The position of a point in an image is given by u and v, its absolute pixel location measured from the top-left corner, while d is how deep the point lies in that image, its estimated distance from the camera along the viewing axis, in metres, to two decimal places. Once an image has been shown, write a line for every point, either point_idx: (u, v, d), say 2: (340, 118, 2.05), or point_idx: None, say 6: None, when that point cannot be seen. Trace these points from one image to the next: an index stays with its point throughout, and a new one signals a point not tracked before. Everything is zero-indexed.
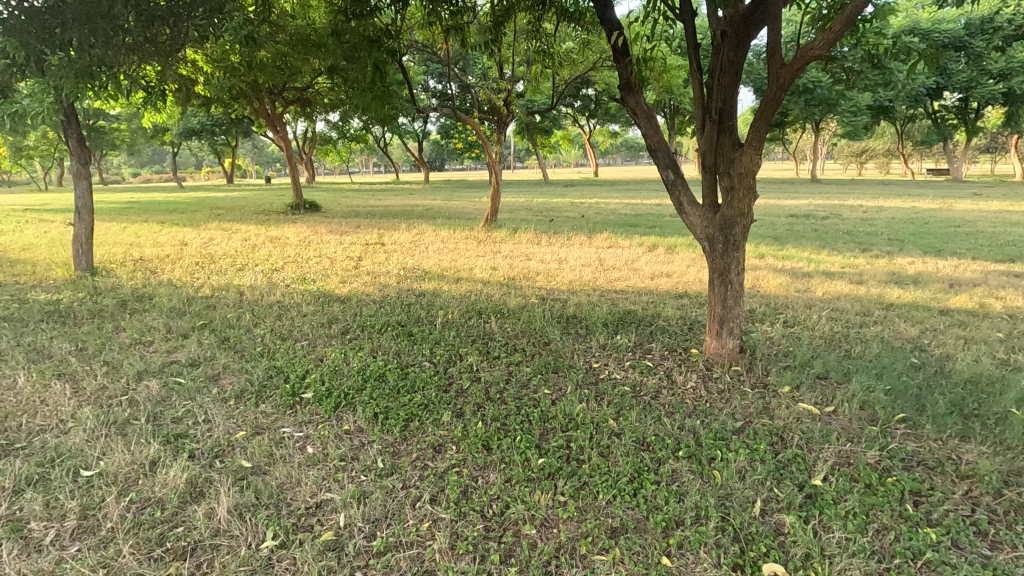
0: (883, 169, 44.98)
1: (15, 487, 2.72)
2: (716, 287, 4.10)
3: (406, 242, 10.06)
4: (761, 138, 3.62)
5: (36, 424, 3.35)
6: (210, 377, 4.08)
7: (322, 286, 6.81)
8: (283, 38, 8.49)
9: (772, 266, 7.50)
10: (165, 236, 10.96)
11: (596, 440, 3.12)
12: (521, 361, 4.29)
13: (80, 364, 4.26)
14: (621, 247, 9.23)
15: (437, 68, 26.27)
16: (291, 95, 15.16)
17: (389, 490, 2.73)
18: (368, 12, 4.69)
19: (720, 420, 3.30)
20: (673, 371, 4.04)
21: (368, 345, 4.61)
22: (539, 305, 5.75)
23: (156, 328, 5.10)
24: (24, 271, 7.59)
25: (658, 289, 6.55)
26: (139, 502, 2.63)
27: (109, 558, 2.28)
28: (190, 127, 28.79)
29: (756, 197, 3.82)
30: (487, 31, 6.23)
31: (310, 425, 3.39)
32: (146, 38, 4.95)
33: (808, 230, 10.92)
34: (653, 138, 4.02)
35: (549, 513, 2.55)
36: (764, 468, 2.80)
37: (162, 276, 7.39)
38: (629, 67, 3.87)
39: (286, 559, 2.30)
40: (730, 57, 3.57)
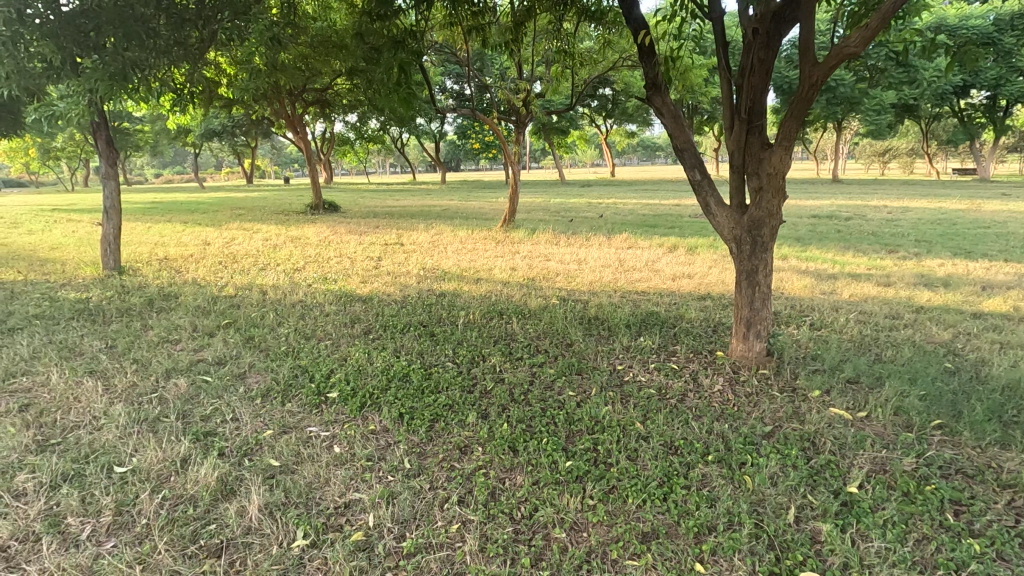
0: (907, 168, 44.06)
1: (52, 483, 2.77)
2: (743, 289, 4.05)
3: (425, 242, 10.11)
4: (791, 138, 3.56)
5: (70, 420, 3.41)
6: (237, 375, 4.12)
7: (344, 285, 6.87)
8: (305, 39, 8.63)
9: (795, 268, 7.39)
10: (189, 236, 11.16)
11: (624, 443, 3.10)
12: (544, 362, 4.27)
13: (111, 362, 4.33)
14: (641, 248, 9.16)
15: (455, 67, 26.31)
16: (311, 96, 15.35)
17: (417, 491, 2.73)
18: (391, 13, 4.71)
19: (750, 424, 3.25)
20: (699, 374, 4.00)
21: (391, 345, 4.63)
22: (560, 306, 5.72)
23: (183, 326, 5.18)
24: (54, 270, 7.77)
25: (680, 290, 6.49)
26: (172, 499, 2.66)
27: (145, 554, 2.31)
28: (212, 129, 29.33)
29: (786, 197, 3.76)
30: (507, 31, 6.22)
31: (336, 425, 3.41)
32: (176, 42, 5.07)
33: (830, 231, 10.75)
34: (680, 137, 3.97)
35: (578, 516, 2.53)
36: (797, 474, 2.75)
37: (186, 275, 7.50)
38: (656, 66, 3.82)
39: (318, 559, 2.31)
40: (761, 55, 3.50)
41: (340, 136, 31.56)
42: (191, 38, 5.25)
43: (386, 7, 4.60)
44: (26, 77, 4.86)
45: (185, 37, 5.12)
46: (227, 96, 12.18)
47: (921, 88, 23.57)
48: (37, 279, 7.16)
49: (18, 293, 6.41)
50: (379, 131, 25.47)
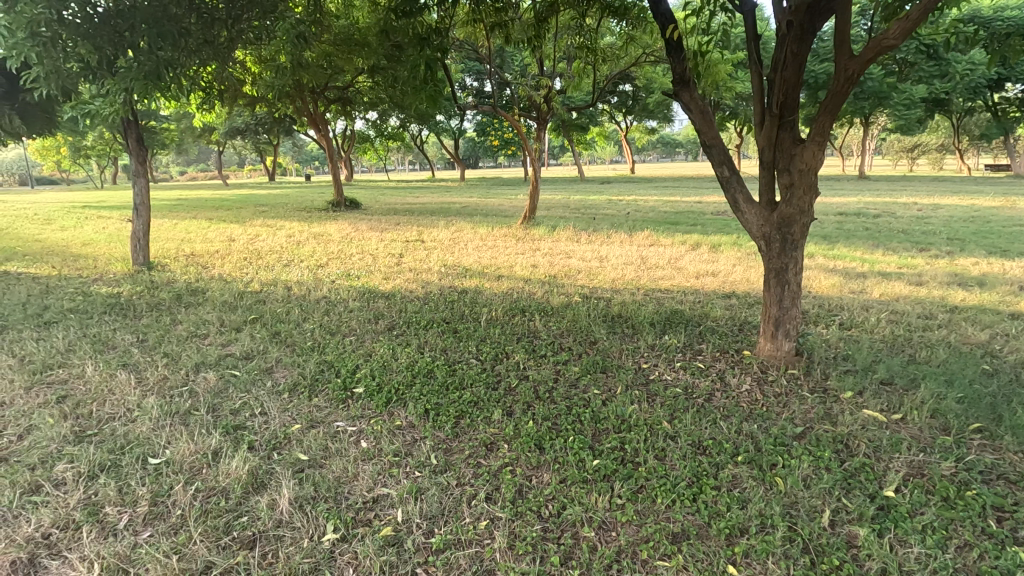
0: (937, 164, 42.84)
1: (90, 473, 2.84)
2: (773, 287, 3.97)
3: (445, 239, 10.16)
4: (825, 133, 3.49)
5: (106, 411, 3.49)
6: (264, 370, 4.18)
7: (367, 281, 6.93)
8: (328, 38, 8.72)
9: (822, 266, 7.24)
10: (215, 233, 11.33)
11: (651, 442, 3.07)
12: (568, 360, 4.25)
13: (143, 356, 4.43)
14: (663, 245, 9.08)
15: (473, 64, 26.28)
16: (332, 94, 15.49)
17: (445, 487, 2.74)
18: (416, 10, 4.70)
19: (780, 425, 3.20)
20: (726, 373, 3.94)
21: (415, 341, 4.66)
22: (582, 304, 5.68)
23: (210, 321, 5.27)
24: (86, 265, 7.96)
25: (703, 288, 6.39)
26: (205, 491, 2.71)
27: (180, 544, 2.35)
28: (235, 127, 29.82)
29: (818, 193, 3.68)
30: (530, 27, 6.18)
31: (363, 420, 3.44)
32: (206, 40, 5.13)
33: (858, 229, 10.50)
34: (708, 133, 3.91)
35: (606, 515, 2.51)
36: (831, 477, 2.70)
37: (213, 271, 7.64)
38: (684, 62, 3.75)
39: (348, 553, 2.33)
40: (794, 49, 3.41)
41: (360, 133, 31.82)
42: (220, 37, 5.31)
43: (412, 3, 4.59)
44: (63, 77, 4.98)
45: (215, 35, 5.19)
46: (250, 94, 12.32)
47: (953, 80, 22.85)
48: (70, 274, 7.34)
49: (53, 288, 6.59)
50: (399, 128, 25.63)
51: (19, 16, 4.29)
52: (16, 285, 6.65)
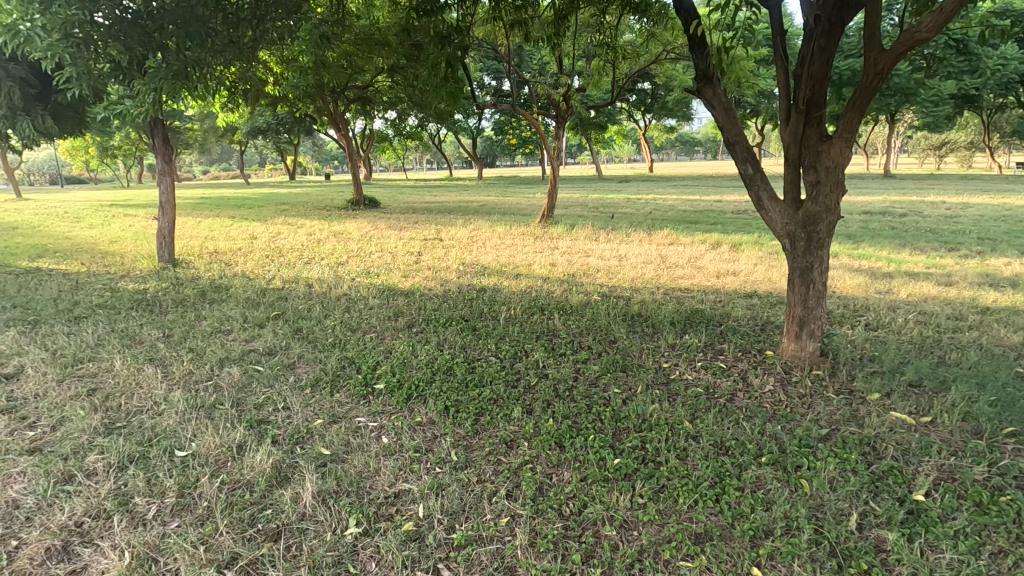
0: (965, 163, 41.67)
1: (119, 464, 2.91)
2: (797, 287, 3.91)
3: (463, 238, 10.17)
4: (853, 129, 3.42)
5: (134, 405, 3.57)
6: (286, 365, 4.23)
7: (386, 279, 6.98)
8: (349, 38, 8.80)
9: (846, 266, 7.10)
10: (237, 231, 11.47)
11: (673, 441, 3.05)
12: (588, 358, 4.23)
13: (169, 351, 4.51)
14: (682, 244, 8.99)
15: (491, 63, 26.29)
16: (352, 94, 15.62)
17: (465, 484, 2.75)
18: (437, 9, 4.70)
19: (804, 426, 3.15)
20: (748, 373, 3.89)
21: (434, 338, 4.69)
22: (602, 303, 5.64)
23: (234, 317, 5.36)
24: (113, 262, 8.15)
25: (724, 288, 6.30)
26: (230, 484, 2.76)
27: (207, 535, 2.39)
28: (257, 127, 30.25)
29: (845, 191, 3.62)
30: (549, 25, 6.14)
31: (383, 416, 3.46)
32: (231, 41, 5.20)
33: (883, 228, 10.28)
34: (731, 130, 3.85)
35: (627, 514, 2.50)
36: (858, 479, 2.65)
37: (236, 268, 7.76)
38: (708, 57, 3.70)
39: (370, 547, 2.34)
40: (822, 43, 3.35)
41: (379, 133, 32.05)
42: (245, 38, 5.38)
43: (433, 2, 4.60)
44: (94, 78, 5.10)
45: (241, 36, 5.25)
46: (272, 94, 12.48)
47: (976, 75, 22.25)
48: (99, 271, 7.53)
49: (83, 284, 6.76)
50: (416, 127, 25.76)
51: (55, 17, 4.44)
52: (48, 281, 6.84)
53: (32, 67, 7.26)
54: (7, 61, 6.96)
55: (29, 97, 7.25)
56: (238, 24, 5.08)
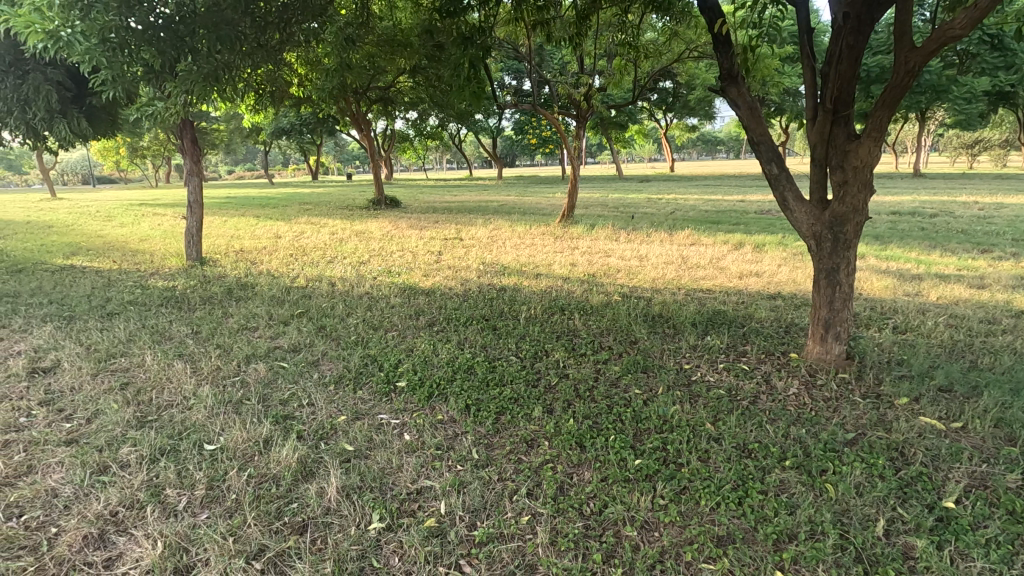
0: (999, 162, 40.41)
1: (151, 457, 3.00)
2: (823, 289, 3.85)
3: (483, 237, 10.21)
4: (882, 129, 3.36)
5: (165, 399, 3.68)
6: (311, 362, 4.31)
7: (407, 278, 7.04)
8: (372, 39, 8.90)
9: (873, 267, 6.97)
10: (262, 230, 11.67)
11: (694, 443, 3.02)
12: (608, 359, 4.23)
13: (197, 347, 4.63)
14: (704, 245, 8.88)
15: (511, 62, 26.26)
16: (374, 94, 15.77)
17: (486, 482, 2.77)
18: (460, 10, 4.72)
19: (829, 430, 3.10)
20: (772, 376, 3.85)
21: (455, 337, 4.72)
22: (622, 303, 5.62)
23: (259, 315, 5.47)
24: (143, 260, 8.37)
25: (747, 289, 6.22)
26: (257, 477, 2.82)
27: (236, 527, 2.45)
28: (281, 127, 30.74)
29: (873, 191, 3.56)
30: (571, 26, 6.12)
31: (405, 413, 3.51)
32: (259, 45, 5.31)
33: (913, 229, 10.02)
34: (756, 130, 3.79)
35: (649, 515, 2.49)
36: (885, 485, 2.60)
37: (261, 266, 7.91)
38: (732, 57, 3.66)
39: (393, 542, 2.38)
40: (850, 42, 3.29)
41: (400, 133, 32.32)
42: (272, 40, 5.47)
43: (456, 3, 4.62)
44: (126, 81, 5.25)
45: (268, 40, 5.36)
46: (297, 96, 12.67)
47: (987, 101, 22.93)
48: (130, 268, 7.74)
49: (115, 281, 6.97)
50: (437, 127, 25.93)
51: (93, 23, 4.61)
52: (82, 278, 7.06)
53: (68, 70, 7.52)
54: (45, 66, 7.22)
55: (66, 100, 7.52)
56: (265, 28, 5.17)
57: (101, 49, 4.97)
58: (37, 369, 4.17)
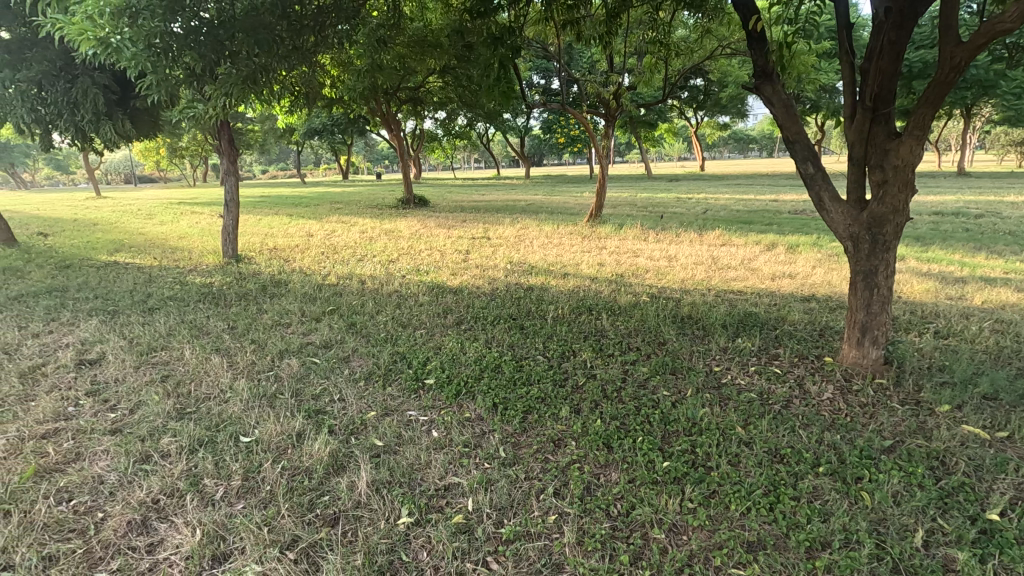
0: None
1: (190, 447, 3.11)
2: (859, 292, 3.75)
3: (511, 236, 10.25)
4: (924, 126, 3.25)
5: (203, 392, 3.80)
6: (342, 358, 4.40)
7: (435, 277, 7.10)
8: (403, 40, 9.01)
9: (914, 270, 6.74)
10: (294, 229, 11.93)
11: (724, 447, 2.99)
12: (636, 360, 4.20)
13: (233, 341, 4.77)
14: (735, 245, 8.72)
15: (540, 60, 26.21)
16: (403, 95, 15.94)
17: (514, 480, 2.79)
18: (491, 10, 4.71)
19: (865, 437, 3.02)
20: (805, 380, 3.76)
21: (482, 336, 4.75)
22: (651, 304, 5.57)
23: (292, 311, 5.61)
24: (183, 257, 8.66)
25: (780, 291, 6.09)
26: (290, 470, 2.90)
27: (270, 518, 2.52)
28: (313, 128, 31.34)
29: (914, 191, 3.45)
30: (601, 24, 6.07)
31: (434, 410, 3.55)
32: (295, 48, 5.42)
33: (958, 230, 9.64)
34: (791, 128, 3.72)
35: (677, 518, 2.47)
36: (924, 494, 2.52)
37: (294, 264, 8.10)
38: (767, 54, 3.58)
39: (422, 537, 2.41)
40: (892, 37, 3.18)
41: (429, 133, 32.58)
42: (307, 43, 5.58)
43: (486, 3, 4.62)
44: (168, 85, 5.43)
45: (303, 42, 5.47)
46: (329, 97, 12.89)
47: None
48: (170, 265, 8.02)
49: (155, 277, 7.23)
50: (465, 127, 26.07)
51: (140, 29, 4.79)
52: (125, 274, 7.34)
53: (115, 74, 7.79)
54: (93, 71, 7.52)
55: (112, 103, 7.81)
56: (301, 31, 5.28)
57: (147, 54, 5.17)
58: (84, 361, 4.36)
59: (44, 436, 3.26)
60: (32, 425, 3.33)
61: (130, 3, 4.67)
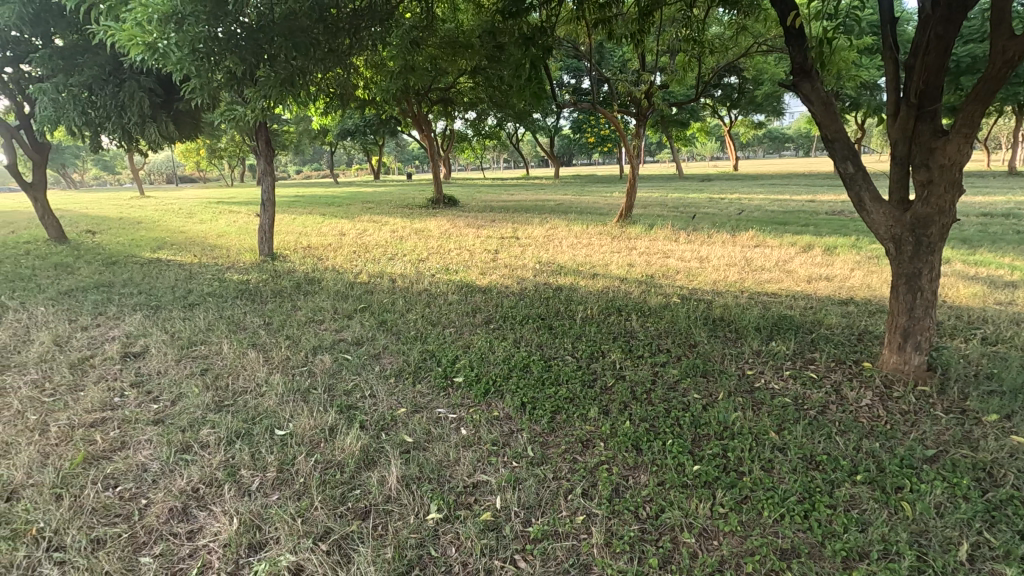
0: None
1: (228, 438, 3.22)
2: (902, 295, 3.63)
3: (540, 236, 10.25)
4: (974, 123, 3.12)
5: (240, 385, 3.92)
6: (373, 355, 4.47)
7: (465, 276, 7.15)
8: (435, 42, 9.11)
9: (960, 273, 6.46)
10: (327, 228, 12.17)
11: (757, 452, 2.93)
12: (666, 362, 4.15)
13: (269, 337, 4.91)
14: (769, 246, 8.53)
15: (572, 60, 26.16)
16: (434, 96, 16.10)
17: (542, 480, 2.79)
18: (523, 11, 4.70)
19: (906, 445, 2.92)
20: (843, 386, 3.65)
21: (511, 336, 4.76)
22: (682, 306, 5.49)
23: (325, 308, 5.73)
24: (221, 254, 8.94)
25: (817, 294, 5.93)
26: (323, 463, 2.97)
27: (304, 509, 2.59)
28: (346, 129, 31.90)
29: (961, 191, 3.32)
30: (634, 22, 6.01)
31: (463, 408, 3.58)
32: (331, 50, 5.53)
33: (1009, 232, 9.21)
34: (830, 127, 3.61)
35: (707, 523, 2.43)
36: (969, 507, 2.43)
37: (327, 262, 8.27)
38: (806, 50, 3.48)
39: (451, 533, 2.44)
40: (939, 31, 3.06)
41: (459, 133, 32.79)
42: (342, 45, 5.68)
43: (518, 3, 4.61)
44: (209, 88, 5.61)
45: (339, 45, 5.59)
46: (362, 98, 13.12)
47: None
48: (209, 262, 8.28)
49: (195, 274, 7.47)
50: (495, 127, 26.13)
51: (185, 34, 4.97)
52: (166, 271, 7.62)
53: (159, 78, 8.09)
54: (139, 75, 7.84)
55: (157, 105, 8.10)
56: (336, 33, 5.38)
57: (191, 59, 5.36)
58: (129, 353, 4.55)
59: (93, 425, 3.42)
60: (81, 414, 3.50)
61: (176, 10, 4.85)
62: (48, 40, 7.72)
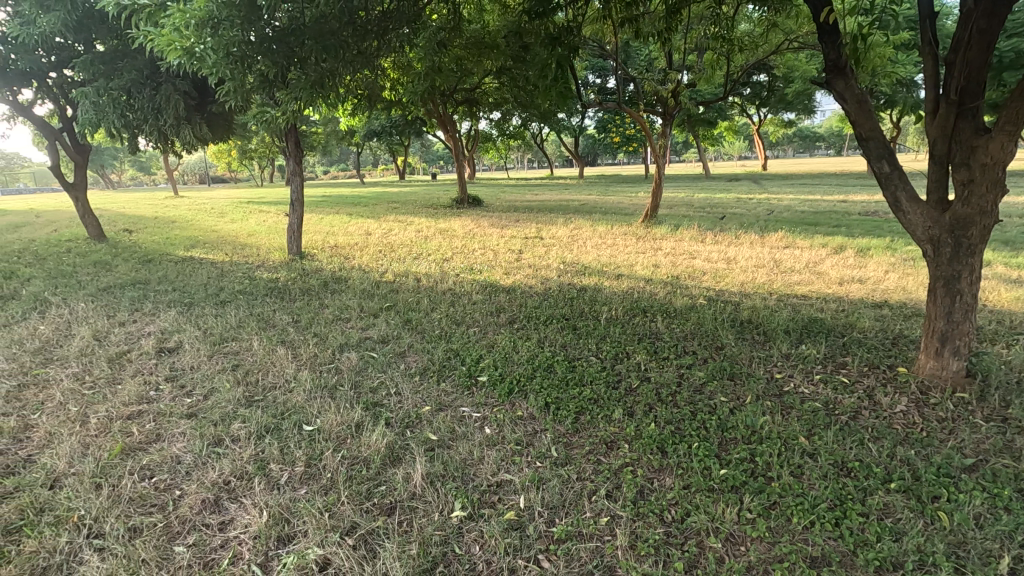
0: None
1: (259, 433, 3.29)
2: (940, 298, 3.52)
3: (563, 236, 10.23)
4: (1018, 121, 3.00)
5: (270, 381, 4.01)
6: (398, 353, 4.52)
7: (489, 276, 7.18)
8: (461, 43, 9.16)
9: (1002, 276, 6.22)
10: (354, 227, 12.35)
11: (786, 457, 2.87)
12: (692, 364, 4.10)
13: (297, 334, 5.00)
14: (799, 248, 8.35)
15: (598, 60, 26.02)
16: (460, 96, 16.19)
17: (566, 480, 2.78)
18: (550, 11, 4.68)
19: (943, 453, 2.83)
20: (876, 391, 3.55)
21: (535, 336, 4.76)
22: (708, 307, 5.41)
23: (352, 307, 5.81)
24: (252, 253, 9.15)
25: (848, 296, 5.79)
26: (349, 459, 3.01)
27: (331, 504, 2.63)
28: (373, 129, 32.27)
29: (1004, 191, 3.20)
30: (661, 20, 5.93)
31: (487, 407, 3.59)
32: (360, 52, 5.61)
33: None
34: (865, 125, 3.51)
35: (734, 528, 2.40)
36: (1011, 518, 2.34)
37: (353, 261, 8.39)
38: (840, 47, 3.39)
39: (475, 531, 2.45)
40: (982, 26, 2.94)
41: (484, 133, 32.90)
42: (370, 47, 5.75)
43: (545, 3, 4.59)
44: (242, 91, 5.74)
45: (367, 47, 5.66)
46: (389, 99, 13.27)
47: None
48: (240, 260, 8.48)
49: (226, 272, 7.66)
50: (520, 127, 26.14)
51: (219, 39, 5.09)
52: (199, 269, 7.83)
53: (194, 81, 8.32)
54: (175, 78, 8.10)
55: (191, 107, 8.33)
56: (365, 35, 5.44)
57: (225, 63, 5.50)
58: (164, 349, 4.69)
59: (130, 417, 3.53)
60: (119, 407, 3.62)
61: (212, 15, 4.97)
62: (90, 46, 8.01)
